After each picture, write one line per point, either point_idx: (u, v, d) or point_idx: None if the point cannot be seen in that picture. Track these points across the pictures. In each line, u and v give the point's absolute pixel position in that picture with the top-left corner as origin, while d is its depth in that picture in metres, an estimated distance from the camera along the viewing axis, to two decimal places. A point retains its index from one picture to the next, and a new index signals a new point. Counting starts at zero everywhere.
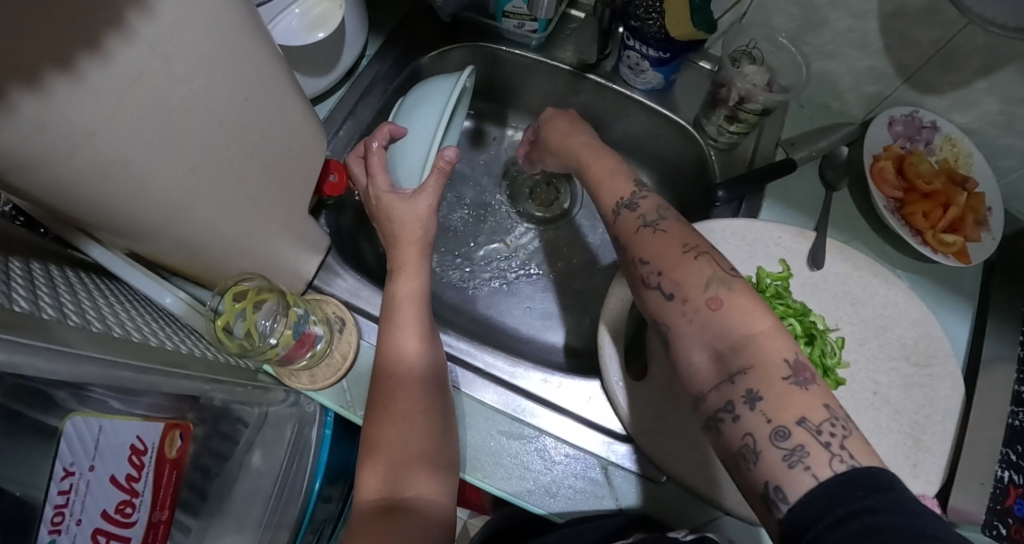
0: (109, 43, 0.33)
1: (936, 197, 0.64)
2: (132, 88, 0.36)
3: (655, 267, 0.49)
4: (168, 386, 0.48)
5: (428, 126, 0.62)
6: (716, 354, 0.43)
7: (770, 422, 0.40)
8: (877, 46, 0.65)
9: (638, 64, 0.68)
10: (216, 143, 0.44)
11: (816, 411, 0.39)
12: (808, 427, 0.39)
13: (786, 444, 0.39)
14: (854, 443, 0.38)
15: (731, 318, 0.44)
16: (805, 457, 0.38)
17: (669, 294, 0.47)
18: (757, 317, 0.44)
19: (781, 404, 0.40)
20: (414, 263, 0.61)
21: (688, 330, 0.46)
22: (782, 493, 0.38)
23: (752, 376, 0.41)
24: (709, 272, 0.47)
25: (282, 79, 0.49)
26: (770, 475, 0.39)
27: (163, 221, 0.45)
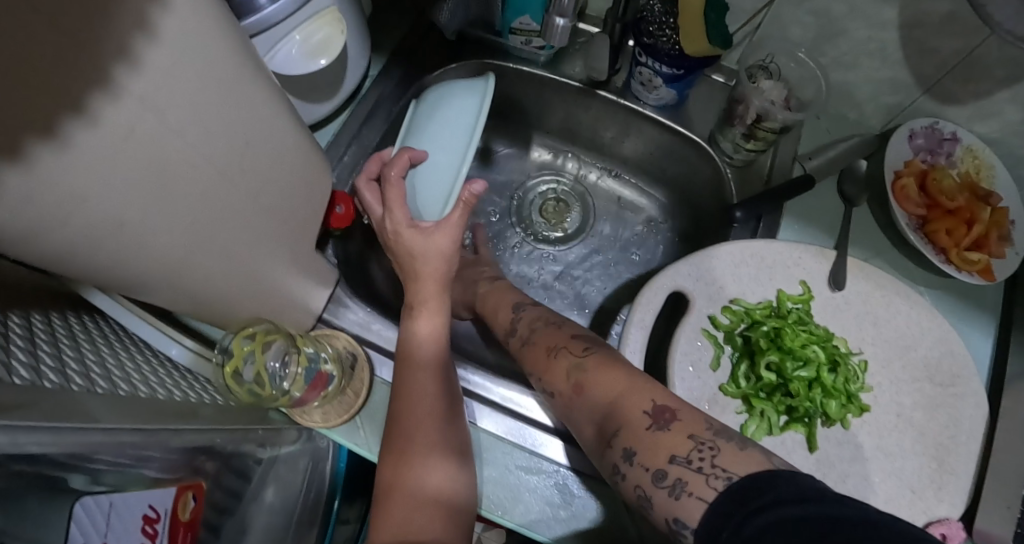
0: (96, 104, 0.31)
1: (959, 213, 0.62)
2: (123, 145, 0.34)
3: (536, 375, 0.56)
4: (173, 444, 0.47)
5: (451, 155, 0.58)
6: (597, 425, 0.48)
7: (648, 470, 0.42)
8: (896, 57, 0.63)
9: (651, 80, 0.66)
10: (216, 191, 0.43)
11: (682, 445, 0.42)
12: (680, 462, 0.41)
13: (667, 481, 0.41)
14: (725, 458, 0.39)
15: (595, 393, 0.49)
16: (684, 486, 0.39)
17: (547, 392, 0.54)
18: (612, 383, 0.48)
19: (652, 451, 0.43)
20: (435, 300, 0.62)
21: (573, 410, 0.51)
22: (683, 522, 0.39)
23: (624, 435, 0.45)
24: (567, 365, 0.53)
25: (282, 116, 0.47)
26: (668, 513, 0.40)
27: (163, 273, 0.44)
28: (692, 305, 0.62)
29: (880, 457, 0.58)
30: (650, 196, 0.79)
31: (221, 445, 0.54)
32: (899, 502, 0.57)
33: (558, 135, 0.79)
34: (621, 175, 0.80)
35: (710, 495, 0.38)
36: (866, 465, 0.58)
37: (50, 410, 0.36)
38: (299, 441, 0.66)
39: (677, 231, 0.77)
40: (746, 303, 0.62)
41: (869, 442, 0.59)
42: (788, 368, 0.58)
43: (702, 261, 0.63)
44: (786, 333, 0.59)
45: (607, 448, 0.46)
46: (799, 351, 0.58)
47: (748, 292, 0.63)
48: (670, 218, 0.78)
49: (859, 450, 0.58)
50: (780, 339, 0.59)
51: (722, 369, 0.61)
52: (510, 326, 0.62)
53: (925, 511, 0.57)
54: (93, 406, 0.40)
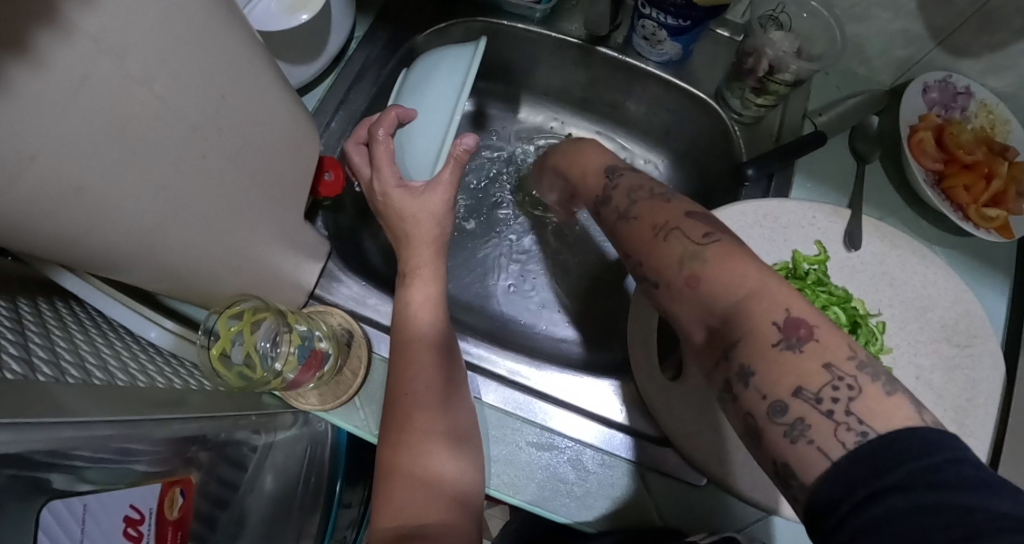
0: (40, 42, 0.27)
1: (977, 168, 0.60)
2: (78, 95, 0.30)
3: (636, 259, 0.46)
4: (157, 436, 0.44)
5: (442, 112, 0.55)
6: (710, 329, 0.40)
7: (765, 398, 0.36)
8: (910, 7, 0.60)
9: (654, 34, 0.62)
10: (190, 154, 0.38)
11: (817, 376, 0.35)
12: (807, 397, 0.34)
13: (785, 418, 0.35)
14: (864, 405, 0.33)
15: (715, 287, 0.40)
16: (807, 430, 0.34)
17: (650, 281, 0.44)
18: (747, 280, 0.39)
19: (775, 374, 0.36)
20: (430, 266, 0.57)
21: (683, 296, 0.42)
22: (791, 471, 0.34)
23: (743, 349, 0.37)
24: (682, 248, 0.43)
25: (262, 69, 0.43)
26: (777, 455, 0.35)
27: (136, 247, 0.40)
28: None
29: None
30: (653, 158, 0.76)
31: (212, 434, 0.50)
32: None
33: (555, 97, 0.75)
34: (623, 138, 0.76)
35: (837, 452, 0.32)
36: None
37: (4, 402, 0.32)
38: (295, 426, 0.63)
39: (682, 196, 0.74)
40: None
41: None
42: None
43: None
44: (806, 294, 0.56)
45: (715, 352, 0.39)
46: (820, 312, 0.56)
47: (762, 254, 0.61)
48: (674, 182, 0.75)
49: None
50: None
51: None
52: (600, 195, 0.53)
53: None
54: (65, 396, 0.36)
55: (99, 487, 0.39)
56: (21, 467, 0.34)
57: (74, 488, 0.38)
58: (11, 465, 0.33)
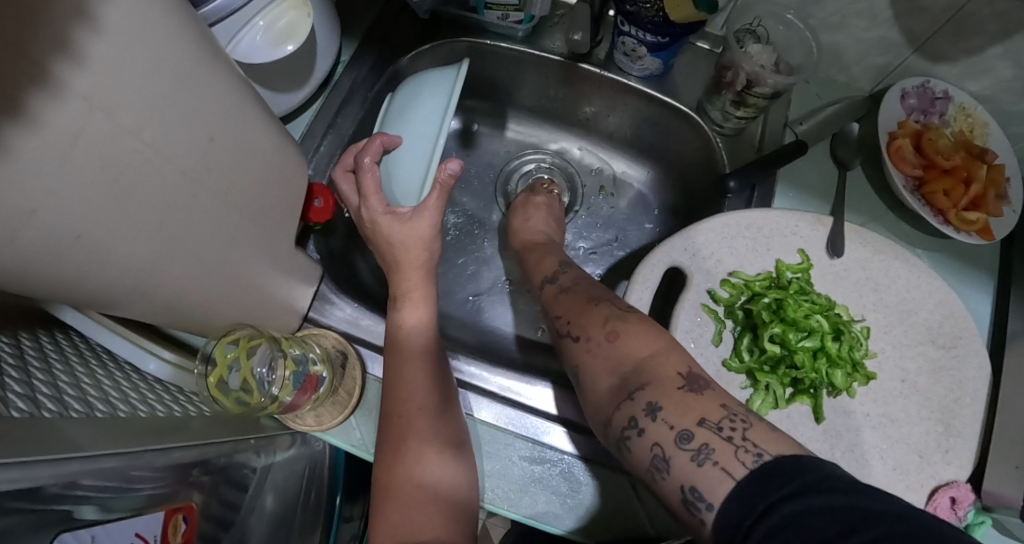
0: (35, 105, 0.29)
1: (956, 172, 0.61)
2: (73, 148, 0.31)
3: (565, 320, 0.54)
4: (158, 463, 0.45)
5: (427, 137, 0.56)
6: (620, 379, 0.46)
7: (671, 428, 0.41)
8: (886, 16, 0.61)
9: (635, 50, 0.63)
10: (183, 194, 0.40)
11: (711, 411, 0.40)
12: (711, 426, 0.39)
13: (690, 446, 0.39)
14: (755, 433, 0.38)
15: (628, 346, 0.47)
16: (711, 454, 0.38)
17: (575, 337, 0.52)
18: (648, 340, 0.47)
19: (681, 411, 0.41)
20: (419, 290, 0.59)
21: (603, 355, 0.49)
22: (700, 496, 0.37)
23: (650, 391, 0.43)
24: (606, 314, 0.51)
25: (250, 107, 0.44)
26: (684, 479, 0.39)
27: (131, 286, 0.41)
28: (690, 281, 0.61)
29: (887, 425, 0.57)
30: (639, 170, 0.77)
31: (211, 458, 0.52)
32: (907, 468, 0.56)
33: (540, 112, 0.77)
34: (608, 150, 0.77)
35: (738, 472, 0.36)
36: (874, 433, 0.57)
37: (7, 443, 0.33)
38: (293, 446, 0.64)
39: (667, 206, 0.76)
40: (746, 275, 0.61)
41: (874, 410, 0.58)
42: (793, 340, 0.57)
43: (697, 235, 0.62)
44: (789, 304, 0.58)
45: (620, 385, 0.46)
46: (803, 322, 0.57)
47: (746, 264, 0.62)
48: (660, 192, 0.76)
49: (864, 419, 0.57)
50: (783, 311, 0.58)
51: (724, 345, 0.59)
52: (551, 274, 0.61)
53: (934, 476, 0.56)
54: (72, 432, 0.38)
55: (104, 518, 0.40)
56: (31, 501, 0.35)
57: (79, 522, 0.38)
58: (18, 501, 0.34)
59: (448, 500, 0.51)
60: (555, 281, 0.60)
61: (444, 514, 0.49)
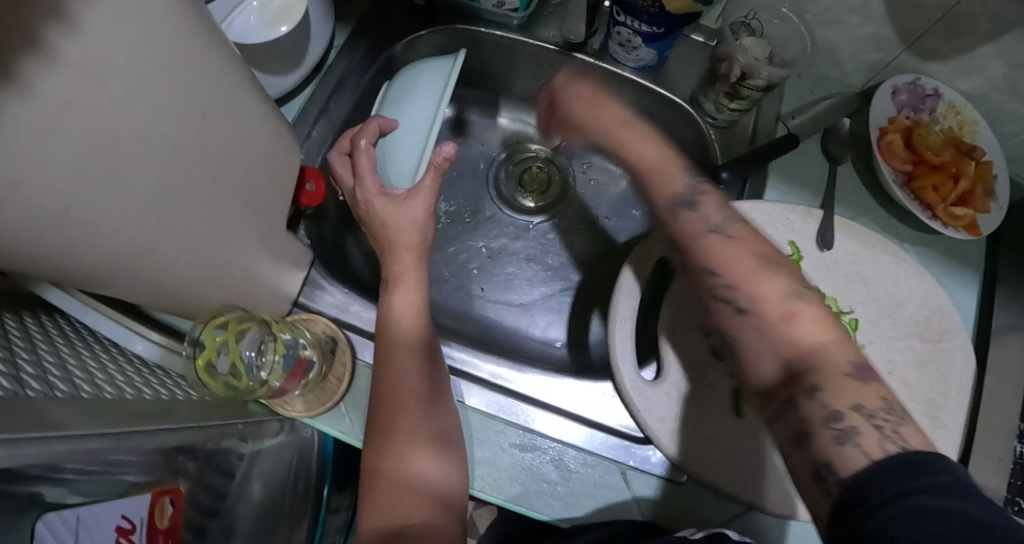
0: (26, 72, 0.28)
1: (945, 168, 0.62)
2: (63, 118, 0.31)
3: (727, 280, 0.43)
4: (141, 448, 0.44)
5: (422, 121, 0.57)
6: (784, 361, 0.40)
7: (828, 408, 0.37)
8: (879, 13, 0.62)
9: (630, 41, 0.63)
10: (176, 170, 0.39)
11: (868, 399, 0.37)
12: (863, 413, 0.37)
13: (838, 425, 0.37)
14: (908, 430, 0.36)
15: (768, 301, 0.41)
16: (858, 437, 0.36)
17: (741, 308, 0.42)
18: (775, 288, 0.42)
19: (841, 390, 0.38)
20: (412, 273, 0.58)
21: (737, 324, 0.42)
22: (830, 468, 0.36)
23: (817, 371, 0.38)
24: (786, 286, 0.42)
25: (244, 85, 0.44)
26: (823, 457, 0.36)
27: (120, 264, 0.40)
28: None
29: None
30: None
31: (195, 444, 0.51)
32: None
33: (535, 102, 0.76)
34: None
35: (882, 459, 0.34)
36: None
37: None
38: (282, 433, 0.64)
39: None
40: None
41: None
42: None
43: None
44: None
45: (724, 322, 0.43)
46: None
47: None
48: None
49: None
50: None
51: None
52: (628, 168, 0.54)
53: None
54: (56, 412, 0.37)
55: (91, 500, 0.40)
56: (13, 484, 0.34)
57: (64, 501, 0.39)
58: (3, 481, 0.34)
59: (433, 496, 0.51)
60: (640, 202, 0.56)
61: (426, 514, 0.50)
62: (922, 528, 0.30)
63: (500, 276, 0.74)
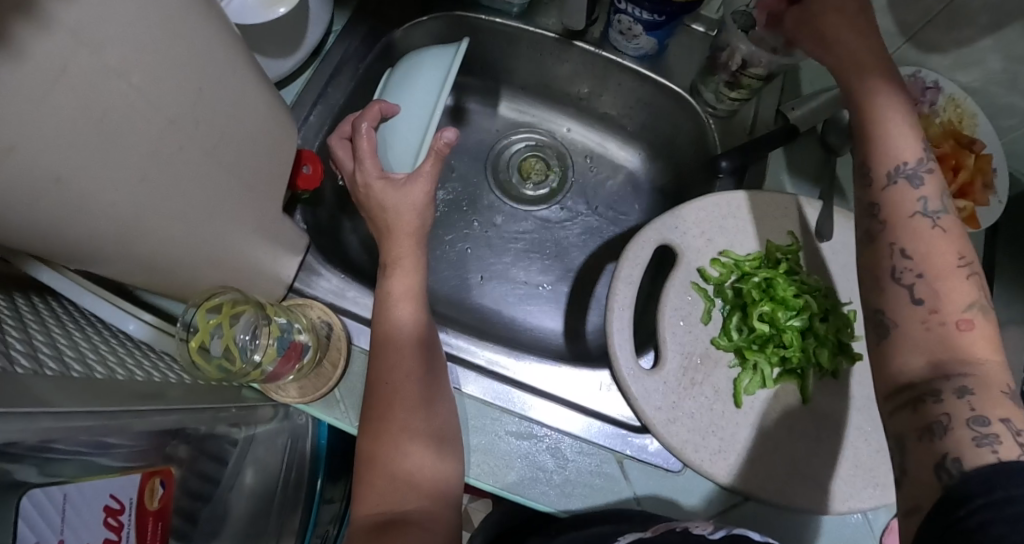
0: (22, 36, 0.27)
1: (946, 160, 0.62)
2: (56, 85, 0.30)
3: (896, 240, 0.40)
4: (127, 428, 0.43)
5: (424, 106, 0.58)
6: (933, 357, 0.35)
7: (973, 408, 0.33)
8: (880, 4, 0.62)
9: (630, 29, 0.63)
10: (171, 145, 0.39)
11: (1021, 416, 0.32)
12: (1012, 427, 0.31)
13: (980, 427, 0.32)
14: None
15: (945, 293, 0.37)
16: (999, 440, 0.31)
17: (918, 301, 0.37)
18: (967, 291, 0.37)
19: (991, 398, 0.33)
20: (411, 257, 0.57)
21: (904, 228, 0.40)
22: (958, 458, 0.31)
23: (971, 373, 0.34)
24: (971, 297, 0.37)
25: (241, 62, 0.43)
26: (950, 447, 0.32)
27: (113, 240, 0.40)
28: (681, 258, 0.60)
29: None
30: (632, 152, 0.77)
31: (183, 427, 0.50)
32: None
33: (535, 91, 0.76)
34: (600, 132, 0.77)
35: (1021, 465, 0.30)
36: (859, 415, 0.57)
37: None
38: (275, 420, 0.63)
39: (659, 189, 0.76)
40: (736, 255, 0.61)
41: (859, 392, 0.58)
42: (782, 318, 0.58)
43: (688, 213, 0.61)
44: (779, 283, 0.58)
45: (877, 229, 0.41)
46: (792, 300, 0.57)
47: (736, 245, 0.61)
48: (653, 176, 0.76)
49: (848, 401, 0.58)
50: (772, 290, 0.58)
51: (713, 323, 0.59)
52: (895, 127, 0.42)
53: None
54: (40, 388, 0.36)
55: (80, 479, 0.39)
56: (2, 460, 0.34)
57: (52, 478, 0.37)
58: None
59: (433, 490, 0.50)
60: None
61: (429, 507, 0.49)
62: None
63: (497, 264, 0.73)
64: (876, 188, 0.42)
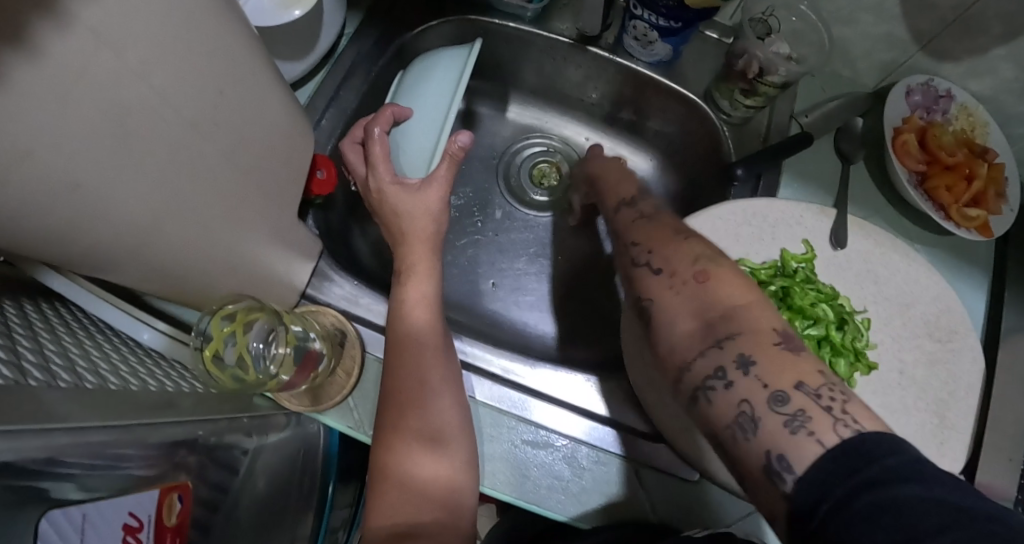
0: (39, 31, 0.27)
1: (958, 169, 0.62)
2: (75, 87, 0.29)
3: (647, 248, 0.52)
4: (143, 440, 0.42)
5: (438, 109, 0.56)
6: (704, 323, 0.43)
7: (766, 387, 0.38)
8: (894, 12, 0.62)
9: (646, 35, 0.63)
10: (189, 150, 0.38)
11: (811, 377, 0.38)
12: (808, 393, 0.37)
13: (785, 409, 0.37)
14: (858, 410, 0.36)
15: (719, 290, 0.45)
16: (807, 422, 0.36)
17: (659, 271, 0.49)
18: (745, 289, 0.44)
19: (776, 368, 0.39)
20: (425, 263, 0.57)
21: (663, 251, 0.50)
22: (786, 461, 0.35)
23: (745, 340, 0.41)
24: (744, 287, 0.45)
25: (259, 65, 0.43)
26: (771, 444, 0.36)
27: (127, 248, 0.39)
28: None
29: (884, 415, 0.57)
30: (644, 158, 0.76)
31: (199, 437, 0.48)
32: None
33: (546, 96, 0.76)
34: (612, 137, 0.77)
35: (833, 442, 0.34)
36: None
37: None
38: (288, 427, 0.62)
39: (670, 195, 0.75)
40: (752, 263, 0.60)
41: (873, 401, 0.58)
42: (798, 328, 0.55)
43: (703, 221, 0.61)
44: (796, 292, 0.56)
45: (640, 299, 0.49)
46: (809, 309, 0.56)
47: (752, 253, 0.61)
48: (663, 181, 0.76)
49: None
50: (789, 299, 0.57)
51: None
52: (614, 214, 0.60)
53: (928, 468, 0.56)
54: (53, 403, 0.35)
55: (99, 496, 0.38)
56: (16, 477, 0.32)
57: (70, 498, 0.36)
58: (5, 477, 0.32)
59: (448, 504, 0.50)
60: (632, 205, 0.59)
61: (442, 520, 0.49)
62: (886, 526, 0.29)
63: (508, 270, 0.73)
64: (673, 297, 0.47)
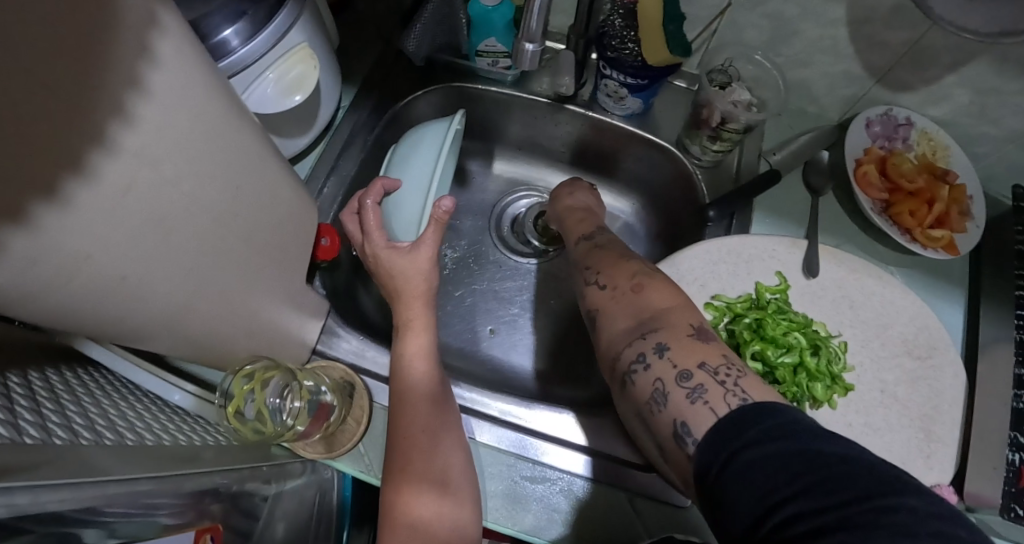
0: (95, 162, 0.31)
1: (920, 194, 0.65)
2: (123, 201, 0.34)
3: (594, 270, 0.58)
4: (180, 489, 0.47)
5: (423, 178, 0.62)
6: (637, 321, 0.50)
7: (675, 366, 0.44)
8: (848, 52, 0.67)
9: (617, 92, 0.69)
10: (211, 236, 0.43)
11: (716, 359, 0.43)
12: (708, 371, 0.42)
13: (688, 384, 0.42)
14: (748, 381, 0.41)
15: (650, 297, 0.51)
16: (704, 393, 0.41)
17: (602, 285, 0.55)
18: (671, 294, 0.51)
19: (686, 353, 0.44)
20: (421, 318, 0.62)
21: (603, 263, 0.58)
22: (689, 428, 0.40)
23: (662, 334, 0.46)
24: (666, 291, 0.51)
25: (268, 156, 0.49)
26: (677, 414, 0.42)
27: (161, 325, 0.45)
28: None
29: (868, 433, 0.60)
30: (626, 202, 0.81)
31: (223, 486, 0.52)
32: None
33: (531, 148, 0.82)
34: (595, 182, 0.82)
35: (723, 410, 0.39)
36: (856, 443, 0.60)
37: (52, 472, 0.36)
38: (303, 475, 0.67)
39: (653, 233, 0.80)
40: (727, 298, 0.64)
41: (856, 421, 0.60)
42: (772, 357, 0.58)
43: (682, 261, 0.66)
44: (768, 323, 0.60)
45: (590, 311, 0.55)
46: (781, 338, 0.59)
47: (728, 288, 0.65)
48: (645, 220, 0.80)
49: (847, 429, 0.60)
50: (762, 330, 0.60)
51: None
52: (591, 232, 0.65)
53: None
54: (103, 459, 0.41)
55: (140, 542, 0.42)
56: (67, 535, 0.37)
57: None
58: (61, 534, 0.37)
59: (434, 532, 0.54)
60: (592, 239, 0.64)
61: None
62: (751, 478, 0.34)
63: (506, 317, 0.78)
64: (607, 301, 0.54)
